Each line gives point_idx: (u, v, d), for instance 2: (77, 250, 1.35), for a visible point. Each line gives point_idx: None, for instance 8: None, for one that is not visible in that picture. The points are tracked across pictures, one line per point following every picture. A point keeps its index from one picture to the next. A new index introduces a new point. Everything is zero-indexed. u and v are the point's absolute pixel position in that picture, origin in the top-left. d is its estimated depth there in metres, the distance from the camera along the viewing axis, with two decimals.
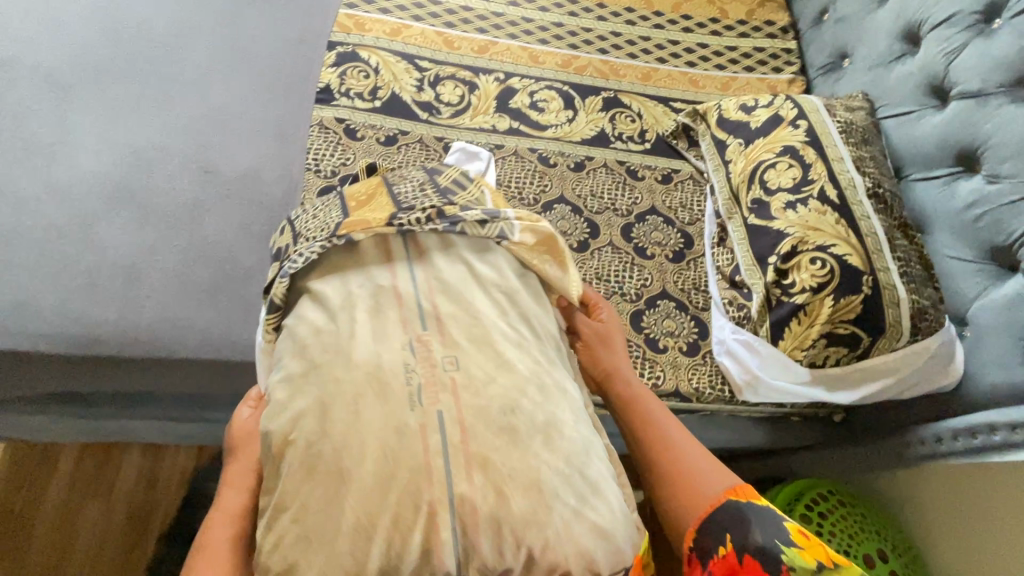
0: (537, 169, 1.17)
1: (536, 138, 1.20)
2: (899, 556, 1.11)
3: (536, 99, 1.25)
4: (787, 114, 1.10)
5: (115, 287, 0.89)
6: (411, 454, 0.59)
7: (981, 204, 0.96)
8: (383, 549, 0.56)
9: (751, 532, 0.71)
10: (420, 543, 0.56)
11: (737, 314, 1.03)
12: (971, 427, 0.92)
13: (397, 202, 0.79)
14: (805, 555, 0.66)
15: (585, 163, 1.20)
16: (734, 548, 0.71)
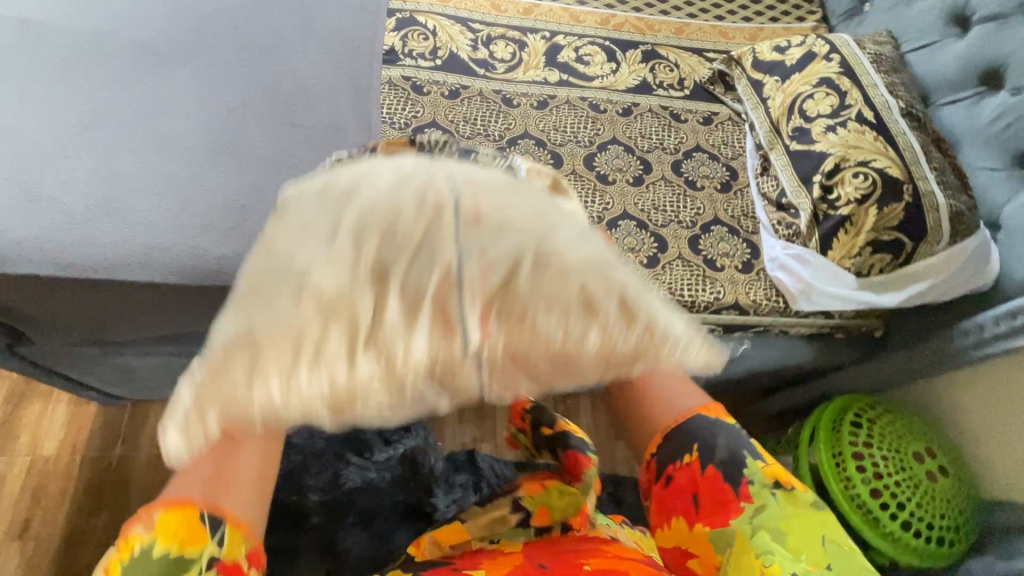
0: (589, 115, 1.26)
1: (585, 89, 1.30)
2: (945, 456, 1.20)
3: (581, 54, 1.34)
4: (820, 50, 1.20)
5: (225, 225, 0.98)
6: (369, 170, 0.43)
7: (1008, 115, 1.05)
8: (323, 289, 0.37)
9: (716, 447, 0.62)
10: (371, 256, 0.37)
11: (787, 233, 1.14)
12: (1012, 310, 0.99)
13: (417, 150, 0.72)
14: (766, 471, 0.60)
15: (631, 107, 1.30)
16: (696, 460, 0.62)
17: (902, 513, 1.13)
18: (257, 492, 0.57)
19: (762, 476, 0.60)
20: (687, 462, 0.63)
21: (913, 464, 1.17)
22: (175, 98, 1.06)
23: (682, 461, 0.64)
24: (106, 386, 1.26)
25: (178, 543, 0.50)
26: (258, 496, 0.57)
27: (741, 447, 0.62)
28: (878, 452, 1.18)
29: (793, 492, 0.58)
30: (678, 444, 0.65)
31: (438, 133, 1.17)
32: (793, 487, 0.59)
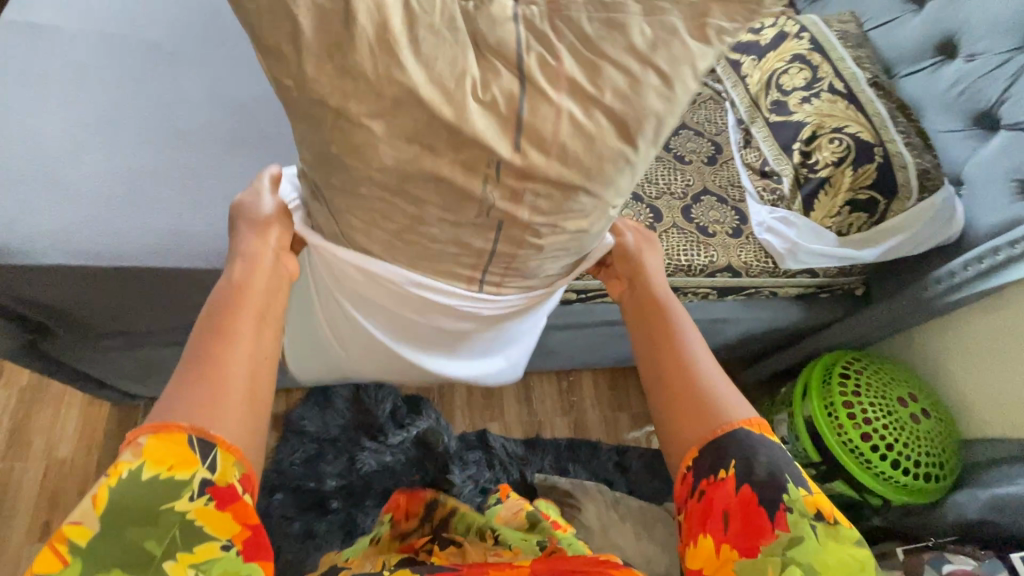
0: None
1: None
2: (927, 397, 1.30)
3: None
4: (791, 29, 1.29)
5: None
6: None
7: (962, 80, 1.15)
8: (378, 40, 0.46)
9: (757, 463, 0.60)
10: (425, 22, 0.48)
11: (771, 198, 1.21)
12: (979, 254, 1.09)
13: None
14: (809, 502, 0.57)
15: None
16: (736, 477, 0.59)
17: (892, 453, 1.22)
18: (248, 414, 0.57)
19: (805, 509, 0.57)
20: (721, 478, 0.60)
21: (900, 408, 1.25)
22: (191, 98, 1.12)
23: (717, 476, 0.61)
24: (124, 381, 1.28)
25: (167, 467, 0.52)
26: (247, 418, 0.57)
27: (782, 470, 0.59)
28: (865, 399, 1.27)
29: (838, 533, 0.56)
30: (719, 452, 0.62)
31: None
32: (835, 521, 0.57)
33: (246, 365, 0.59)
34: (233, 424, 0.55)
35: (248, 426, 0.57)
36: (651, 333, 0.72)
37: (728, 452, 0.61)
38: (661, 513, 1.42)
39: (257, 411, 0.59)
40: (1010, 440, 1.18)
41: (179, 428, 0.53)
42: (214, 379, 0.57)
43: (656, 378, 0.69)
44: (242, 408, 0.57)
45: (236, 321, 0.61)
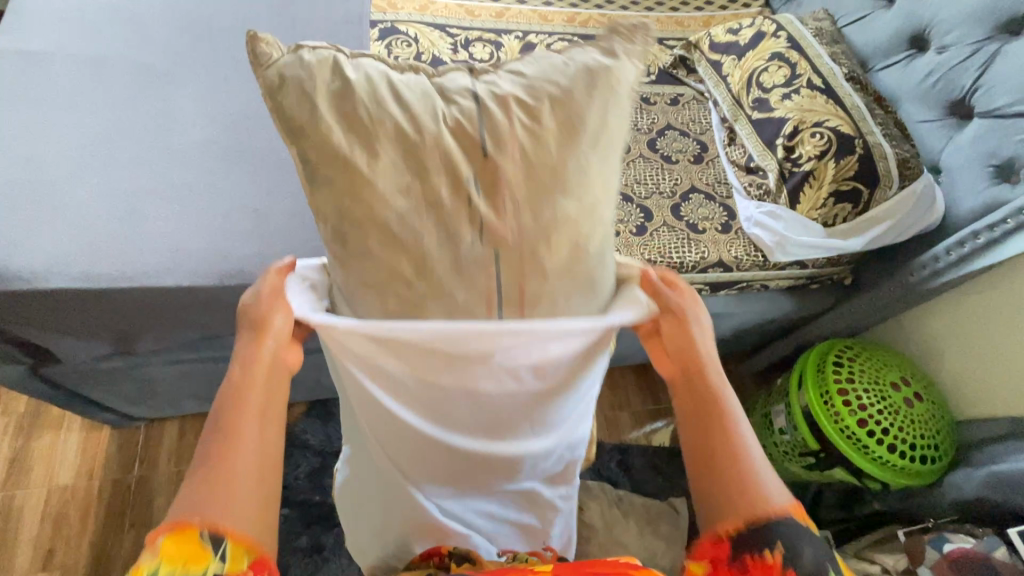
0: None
1: None
2: (920, 381, 1.33)
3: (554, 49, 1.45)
4: (768, 29, 1.33)
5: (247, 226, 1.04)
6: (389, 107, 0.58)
7: (935, 72, 1.19)
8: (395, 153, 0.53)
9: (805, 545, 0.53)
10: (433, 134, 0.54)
11: (758, 193, 1.24)
12: (960, 238, 1.12)
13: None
14: None
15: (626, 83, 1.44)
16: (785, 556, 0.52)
17: (888, 437, 1.24)
18: (258, 512, 0.55)
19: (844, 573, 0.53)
20: (769, 560, 0.53)
21: (892, 392, 1.28)
22: (185, 119, 1.13)
23: (760, 555, 0.54)
24: (125, 402, 1.28)
25: (181, 562, 0.48)
26: (257, 516, 0.55)
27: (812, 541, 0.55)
28: (860, 385, 1.30)
29: None
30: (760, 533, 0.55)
31: None
32: None
33: (252, 466, 0.57)
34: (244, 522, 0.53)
35: (258, 520, 0.54)
36: (690, 397, 0.67)
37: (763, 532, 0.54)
38: (665, 509, 1.43)
39: (266, 507, 0.56)
40: (1000, 418, 1.21)
41: (189, 523, 0.51)
42: (221, 482, 0.54)
43: (697, 450, 0.63)
44: (252, 506, 0.55)
45: (241, 419, 0.58)
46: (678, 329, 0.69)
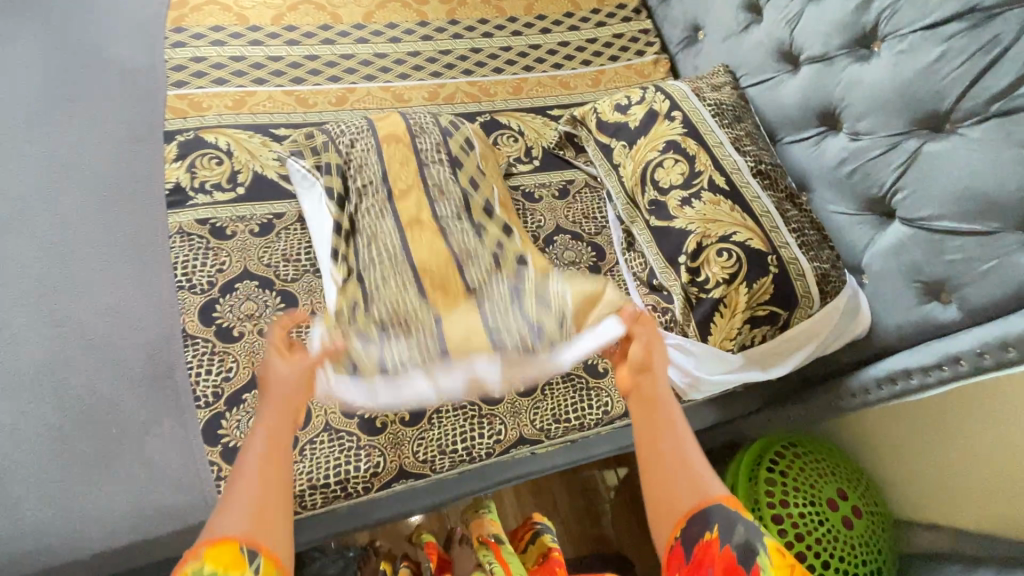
0: (379, 158, 0.99)
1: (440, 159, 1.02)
2: (858, 489, 1.21)
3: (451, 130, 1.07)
4: (660, 107, 1.10)
5: (17, 478, 0.80)
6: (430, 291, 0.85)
7: (850, 160, 1.01)
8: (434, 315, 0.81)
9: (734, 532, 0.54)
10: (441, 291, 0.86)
11: (665, 319, 1.05)
12: (891, 374, 0.96)
13: (422, 177, 0.98)
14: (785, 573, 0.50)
15: (413, 146, 1.01)
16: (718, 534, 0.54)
17: (828, 570, 1.11)
18: (282, 512, 0.57)
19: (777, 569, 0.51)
20: (709, 538, 0.55)
21: (829, 512, 1.16)
22: None
23: (704, 536, 0.56)
24: None
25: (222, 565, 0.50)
26: (284, 501, 0.59)
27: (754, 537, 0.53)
28: (795, 507, 1.16)
29: None
30: (704, 518, 0.57)
31: (253, 284, 0.99)
32: None
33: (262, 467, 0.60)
34: (279, 523, 0.56)
35: (284, 512, 0.58)
36: (642, 408, 0.70)
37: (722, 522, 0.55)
38: None
39: (281, 474, 0.61)
40: (940, 528, 1.15)
41: (234, 538, 0.52)
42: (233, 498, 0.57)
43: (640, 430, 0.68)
44: (280, 495, 0.58)
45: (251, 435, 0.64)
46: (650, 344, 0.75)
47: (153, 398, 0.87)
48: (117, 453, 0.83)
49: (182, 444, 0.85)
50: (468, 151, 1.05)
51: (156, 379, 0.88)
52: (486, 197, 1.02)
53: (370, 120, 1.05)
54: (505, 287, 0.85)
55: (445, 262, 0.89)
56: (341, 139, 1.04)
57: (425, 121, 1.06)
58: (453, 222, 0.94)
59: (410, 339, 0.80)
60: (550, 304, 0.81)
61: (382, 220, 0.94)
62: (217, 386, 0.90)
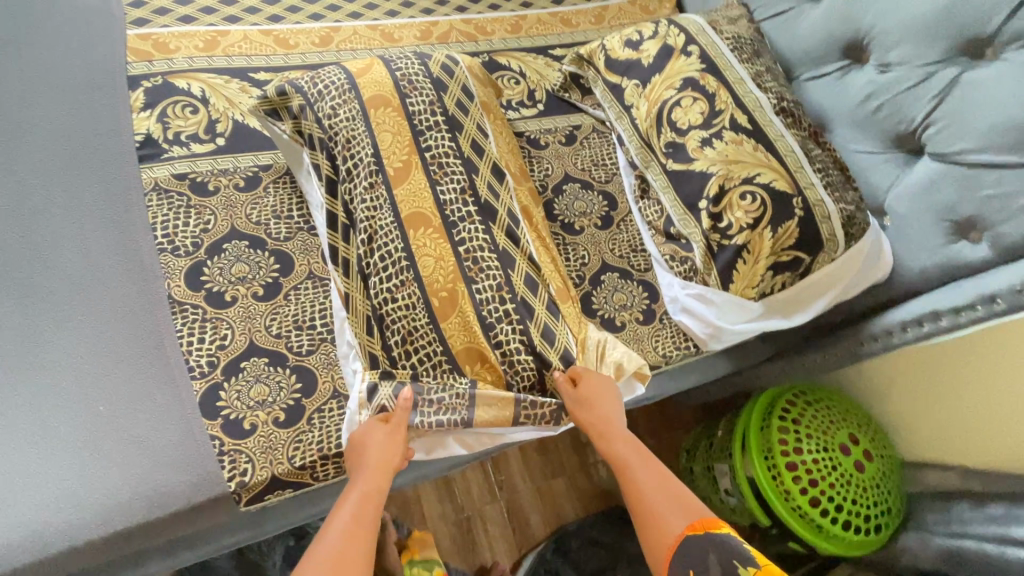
0: (366, 124, 0.86)
1: (433, 118, 0.90)
2: (869, 433, 1.20)
3: (438, 75, 0.93)
4: (676, 42, 1.02)
5: None
6: (441, 283, 0.82)
7: (878, 94, 0.95)
8: (455, 334, 0.82)
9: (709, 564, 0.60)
10: (457, 288, 0.83)
11: (683, 269, 1.00)
12: (918, 316, 0.93)
13: (419, 148, 0.88)
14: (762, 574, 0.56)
15: (405, 109, 0.88)
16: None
17: (841, 513, 1.12)
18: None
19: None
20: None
21: (842, 458, 1.14)
22: None
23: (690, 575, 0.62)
24: None
25: None
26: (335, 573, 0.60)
27: (729, 556, 0.59)
28: (808, 454, 1.15)
29: None
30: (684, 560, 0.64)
31: (243, 244, 0.90)
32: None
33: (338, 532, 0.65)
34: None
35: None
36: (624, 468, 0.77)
37: (699, 546, 0.63)
38: None
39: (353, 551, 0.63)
40: (949, 467, 1.12)
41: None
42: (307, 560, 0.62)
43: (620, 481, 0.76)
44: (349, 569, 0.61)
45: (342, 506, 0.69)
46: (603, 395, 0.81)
47: (142, 371, 0.79)
48: (105, 433, 0.75)
49: (179, 419, 0.78)
50: (466, 105, 0.93)
51: (144, 350, 0.80)
52: (491, 163, 0.92)
53: (349, 73, 0.90)
54: (508, 303, 0.84)
55: (452, 277, 0.83)
56: (322, 105, 0.88)
57: (414, 70, 0.92)
58: (460, 197, 0.87)
59: (418, 352, 0.81)
60: (555, 332, 0.85)
61: (380, 211, 0.84)
62: (211, 355, 0.83)
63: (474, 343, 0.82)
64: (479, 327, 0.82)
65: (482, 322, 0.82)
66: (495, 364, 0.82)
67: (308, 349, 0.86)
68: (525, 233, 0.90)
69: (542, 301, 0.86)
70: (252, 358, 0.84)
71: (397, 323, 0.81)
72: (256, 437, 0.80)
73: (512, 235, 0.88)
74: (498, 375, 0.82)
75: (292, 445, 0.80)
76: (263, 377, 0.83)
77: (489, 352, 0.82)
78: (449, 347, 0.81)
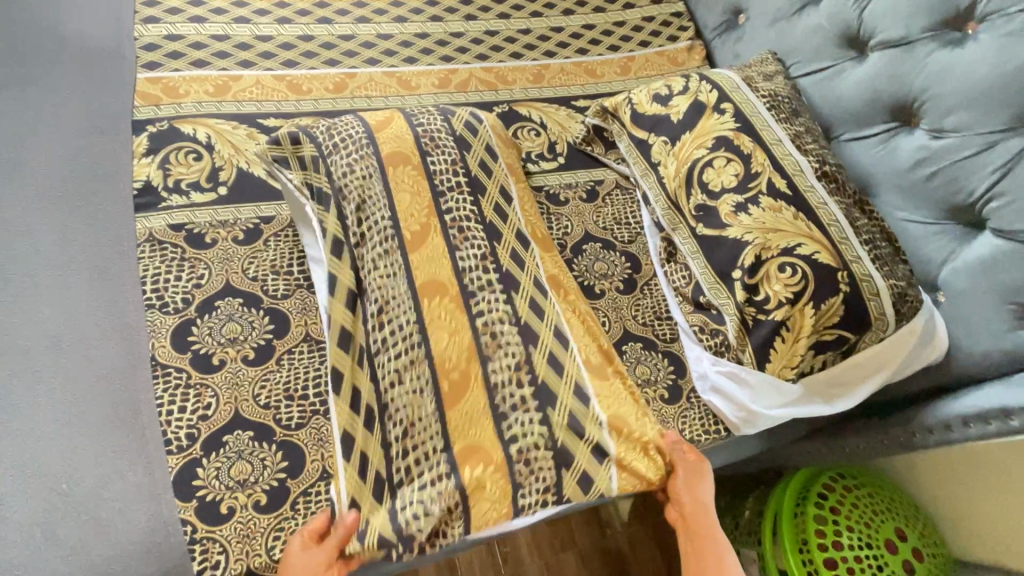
0: (383, 182, 0.83)
1: (456, 175, 0.86)
2: (916, 527, 1.07)
3: (462, 129, 0.90)
4: (708, 98, 0.96)
5: None
6: (451, 363, 0.75)
7: (930, 161, 0.87)
8: (462, 422, 0.73)
9: None
10: (470, 371, 0.76)
11: (713, 342, 0.91)
12: (983, 412, 0.82)
13: (439, 211, 0.83)
14: None
15: (426, 168, 0.85)
16: None
17: None
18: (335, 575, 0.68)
19: None
20: None
21: (889, 556, 1.02)
22: None
23: None
24: None
25: None
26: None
27: None
28: (850, 550, 1.03)
29: None
30: None
31: (237, 302, 0.84)
32: None
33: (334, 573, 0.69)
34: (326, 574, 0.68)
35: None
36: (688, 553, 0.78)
37: None
38: None
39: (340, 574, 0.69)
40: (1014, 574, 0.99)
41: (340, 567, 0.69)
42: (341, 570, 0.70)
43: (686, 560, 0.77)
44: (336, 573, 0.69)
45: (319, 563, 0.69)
46: (692, 470, 0.79)
47: (114, 443, 0.71)
48: (64, 514, 0.67)
49: (147, 499, 0.70)
50: (490, 165, 0.89)
51: (118, 418, 0.73)
52: (514, 229, 0.87)
53: (367, 126, 0.86)
54: (525, 387, 0.76)
55: (466, 355, 0.76)
56: (336, 159, 0.84)
57: (437, 127, 0.88)
58: (479, 266, 0.82)
59: (417, 441, 0.72)
60: (584, 424, 0.76)
61: (392, 278, 0.79)
62: (191, 427, 0.75)
63: (479, 435, 0.73)
64: (490, 416, 0.74)
65: (494, 411, 0.75)
66: (504, 461, 0.72)
67: (297, 423, 0.78)
68: (552, 303, 0.82)
69: (567, 387, 0.77)
70: (237, 432, 0.76)
71: (400, 412, 0.73)
72: (233, 523, 0.71)
73: (536, 312, 0.81)
74: (505, 473, 0.72)
75: (272, 534, 0.72)
76: (245, 453, 0.75)
77: (496, 446, 0.73)
78: (453, 436, 0.73)
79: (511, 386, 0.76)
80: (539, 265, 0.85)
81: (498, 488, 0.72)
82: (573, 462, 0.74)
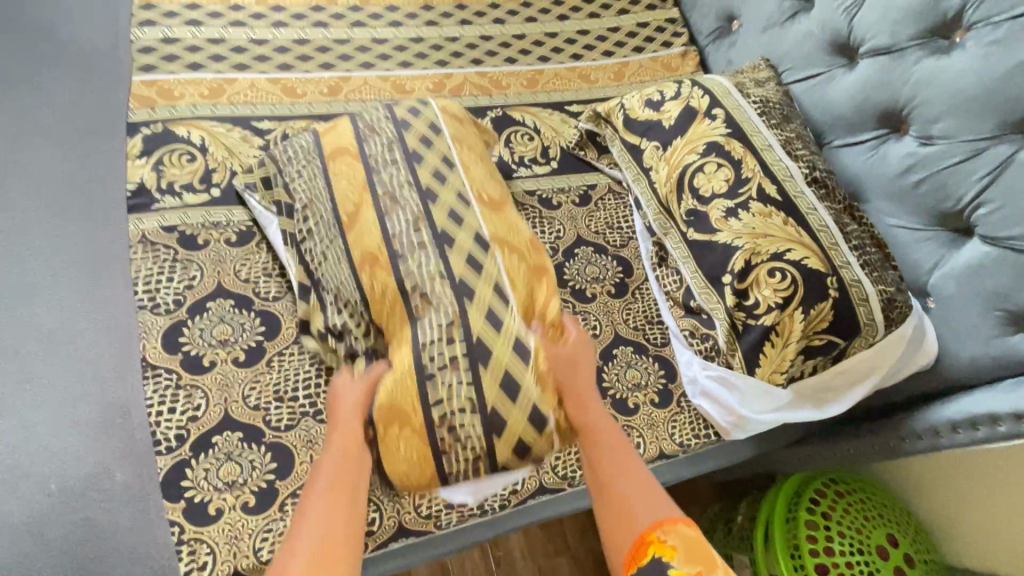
0: (326, 180, 0.82)
1: (392, 155, 0.84)
2: (908, 533, 1.07)
3: (399, 118, 0.88)
4: (699, 104, 0.97)
5: None
6: (388, 326, 0.76)
7: (918, 168, 0.88)
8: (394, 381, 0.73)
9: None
10: (403, 326, 0.75)
11: (703, 347, 0.92)
12: (971, 418, 0.82)
13: (372, 185, 0.81)
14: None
15: (363, 154, 0.84)
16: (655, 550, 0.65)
17: None
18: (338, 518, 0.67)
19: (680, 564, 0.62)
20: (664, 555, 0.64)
21: (880, 561, 1.02)
22: None
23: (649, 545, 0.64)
24: None
25: None
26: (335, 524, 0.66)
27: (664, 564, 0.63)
28: (842, 556, 1.03)
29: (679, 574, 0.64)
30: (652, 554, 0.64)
31: (228, 303, 0.84)
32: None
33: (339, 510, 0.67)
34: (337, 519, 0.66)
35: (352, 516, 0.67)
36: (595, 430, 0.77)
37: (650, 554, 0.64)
38: None
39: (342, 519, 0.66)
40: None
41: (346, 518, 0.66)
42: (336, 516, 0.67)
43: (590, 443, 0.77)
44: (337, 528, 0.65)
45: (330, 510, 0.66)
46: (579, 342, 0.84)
47: (104, 444, 0.72)
48: (54, 513, 0.67)
49: (136, 500, 0.70)
50: (430, 137, 0.87)
51: (109, 419, 0.73)
52: (454, 189, 0.84)
53: (315, 133, 0.87)
54: (457, 342, 0.74)
55: (397, 314, 0.76)
56: (289, 171, 0.85)
57: (379, 118, 0.88)
58: (415, 224, 0.79)
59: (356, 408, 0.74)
60: (516, 385, 0.75)
61: (332, 257, 0.80)
62: (181, 428, 0.75)
63: (404, 402, 0.72)
64: (416, 378, 0.73)
65: (422, 372, 0.73)
66: (425, 426, 0.72)
67: (287, 424, 0.78)
68: (493, 261, 0.80)
69: (505, 339, 0.76)
70: (226, 432, 0.76)
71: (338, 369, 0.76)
72: (221, 524, 0.71)
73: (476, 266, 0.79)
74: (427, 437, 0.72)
75: (260, 536, 0.72)
76: (235, 454, 0.75)
77: (419, 410, 0.72)
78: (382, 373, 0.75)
79: (441, 334, 0.74)
80: (480, 221, 0.83)
81: (424, 457, 0.72)
82: (505, 427, 0.74)
